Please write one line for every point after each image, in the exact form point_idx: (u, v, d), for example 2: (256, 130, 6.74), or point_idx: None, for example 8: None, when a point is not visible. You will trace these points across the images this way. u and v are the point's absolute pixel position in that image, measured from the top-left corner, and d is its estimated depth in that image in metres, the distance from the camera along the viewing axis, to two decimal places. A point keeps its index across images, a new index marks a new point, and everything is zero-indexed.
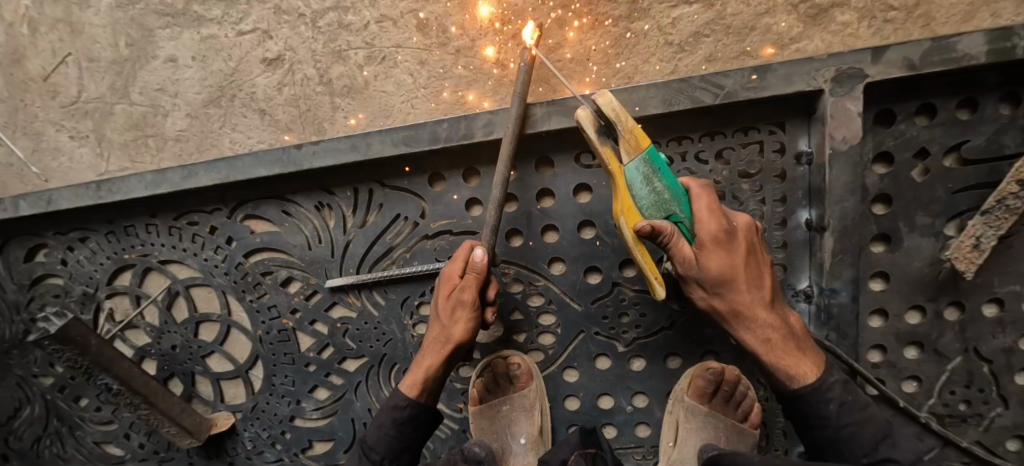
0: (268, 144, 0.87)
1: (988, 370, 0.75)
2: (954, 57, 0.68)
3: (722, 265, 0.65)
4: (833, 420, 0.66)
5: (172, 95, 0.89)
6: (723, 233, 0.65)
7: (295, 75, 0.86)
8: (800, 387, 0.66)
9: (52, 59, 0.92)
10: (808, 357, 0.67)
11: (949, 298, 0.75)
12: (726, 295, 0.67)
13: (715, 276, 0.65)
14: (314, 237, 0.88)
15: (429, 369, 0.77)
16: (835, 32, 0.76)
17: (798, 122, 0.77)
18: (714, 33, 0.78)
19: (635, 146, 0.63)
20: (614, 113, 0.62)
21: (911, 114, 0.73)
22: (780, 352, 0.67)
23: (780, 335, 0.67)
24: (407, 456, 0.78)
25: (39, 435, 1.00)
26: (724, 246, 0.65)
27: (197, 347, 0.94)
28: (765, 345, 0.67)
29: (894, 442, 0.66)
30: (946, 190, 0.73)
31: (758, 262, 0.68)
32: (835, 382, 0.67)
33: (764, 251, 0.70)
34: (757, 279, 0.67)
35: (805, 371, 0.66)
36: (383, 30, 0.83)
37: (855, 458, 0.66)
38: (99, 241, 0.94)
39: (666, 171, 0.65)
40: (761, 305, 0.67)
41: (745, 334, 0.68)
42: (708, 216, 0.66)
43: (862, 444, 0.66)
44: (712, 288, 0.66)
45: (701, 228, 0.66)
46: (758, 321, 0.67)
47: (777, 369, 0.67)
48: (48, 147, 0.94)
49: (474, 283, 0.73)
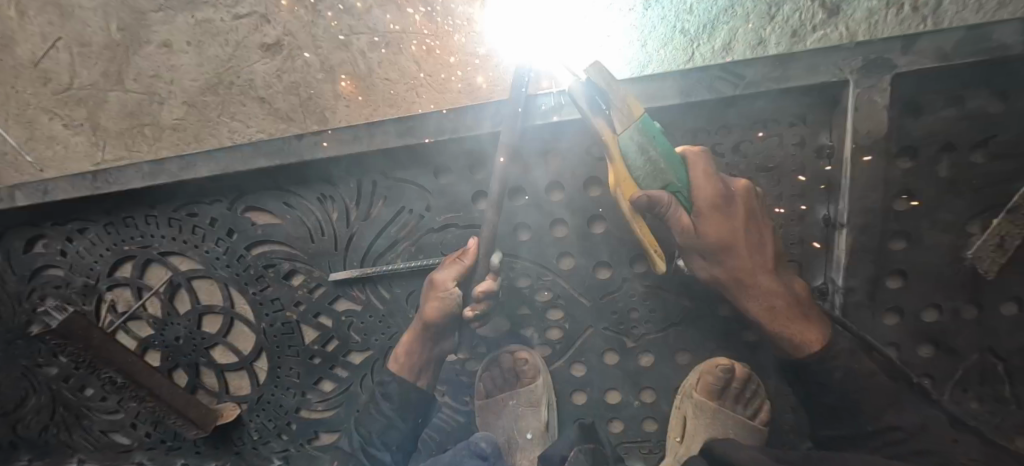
0: (268, 132, 0.84)
1: (1002, 369, 0.73)
2: (990, 47, 0.65)
3: (722, 233, 0.66)
4: (836, 384, 0.69)
5: (167, 82, 0.86)
6: (720, 197, 0.65)
7: (295, 61, 0.82)
8: (805, 356, 0.69)
9: (43, 44, 0.89)
10: (813, 327, 0.68)
11: (966, 296, 0.73)
12: (726, 264, 0.68)
13: (715, 245, 0.66)
14: (317, 229, 0.86)
15: (409, 343, 0.79)
16: (860, 20, 0.72)
17: (820, 114, 0.73)
18: (733, 19, 0.74)
19: (630, 115, 0.60)
20: (603, 78, 0.61)
21: (938, 106, 0.70)
22: (784, 320, 0.69)
23: (783, 303, 0.68)
24: (393, 433, 0.80)
25: (47, 423, 1.00)
26: (722, 211, 0.65)
27: (201, 339, 0.93)
28: (767, 313, 0.69)
29: (902, 408, 0.67)
30: (970, 185, 0.70)
31: (760, 228, 0.68)
32: (842, 349, 0.68)
33: (765, 215, 0.69)
34: (759, 245, 0.68)
35: (810, 340, 0.68)
36: (386, 14, 0.79)
37: (860, 425, 0.69)
38: (98, 232, 0.92)
39: (663, 139, 0.62)
40: (763, 273, 0.68)
41: (748, 303, 0.70)
42: (705, 184, 0.65)
43: (867, 410, 0.68)
44: (712, 256, 0.68)
45: (698, 196, 0.65)
46: (758, 288, 0.69)
47: (782, 339, 0.70)
48: (41, 135, 0.91)
49: (453, 271, 0.73)
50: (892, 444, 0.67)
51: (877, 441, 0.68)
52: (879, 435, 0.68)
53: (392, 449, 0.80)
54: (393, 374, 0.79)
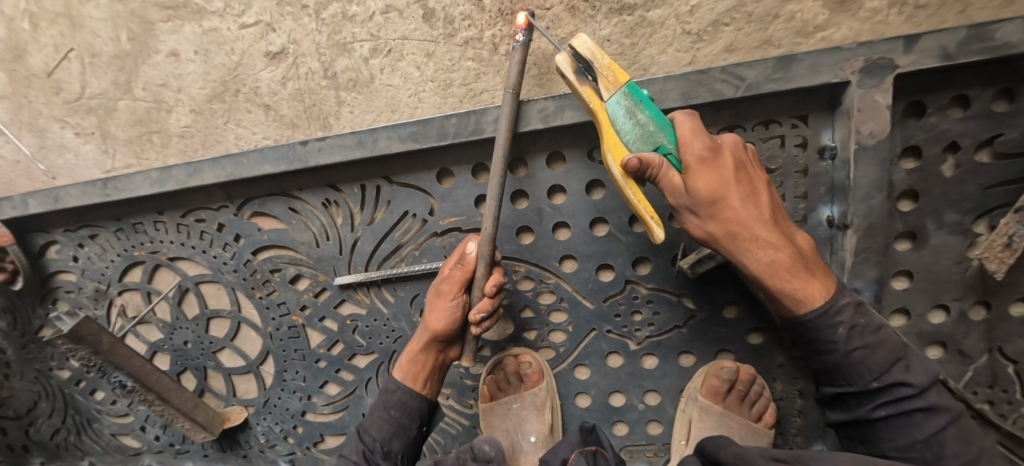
0: (274, 139, 0.86)
1: (1013, 370, 0.73)
2: (994, 45, 0.64)
3: (712, 183, 0.64)
4: (842, 344, 0.65)
5: (176, 91, 0.88)
6: (708, 151, 0.64)
7: (299, 69, 0.84)
8: (807, 311, 0.66)
9: (54, 54, 0.90)
10: (814, 280, 0.65)
11: (975, 297, 0.72)
12: (720, 215, 0.65)
13: (705, 197, 0.64)
14: (321, 234, 0.86)
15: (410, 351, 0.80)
16: (863, 21, 0.72)
17: (823, 115, 0.73)
18: (734, 22, 0.74)
19: (614, 82, 0.63)
20: (590, 52, 0.63)
21: (943, 106, 0.69)
22: (784, 274, 0.66)
23: (784, 255, 0.65)
24: (398, 442, 0.80)
25: (58, 426, 1.02)
26: (710, 164, 0.64)
27: (209, 343, 0.94)
28: (767, 267, 0.66)
29: (907, 366, 0.65)
30: (976, 185, 0.70)
31: (751, 179, 0.66)
32: (846, 304, 0.65)
33: (758, 169, 0.68)
34: (753, 196, 0.65)
35: (812, 294, 0.65)
36: (389, 21, 0.80)
37: (864, 382, 0.66)
38: (108, 237, 0.93)
39: (650, 103, 0.65)
40: (760, 226, 0.65)
41: (745, 258, 0.66)
42: (692, 140, 0.64)
43: (872, 367, 0.65)
44: (705, 210, 0.65)
45: (686, 153, 0.64)
46: (759, 241, 0.65)
47: (782, 295, 0.66)
48: (53, 143, 0.93)
49: (459, 275, 0.74)
50: (899, 399, 0.65)
51: (882, 397, 0.66)
52: (885, 390, 0.65)
53: (394, 455, 0.80)
54: (398, 381, 0.81)
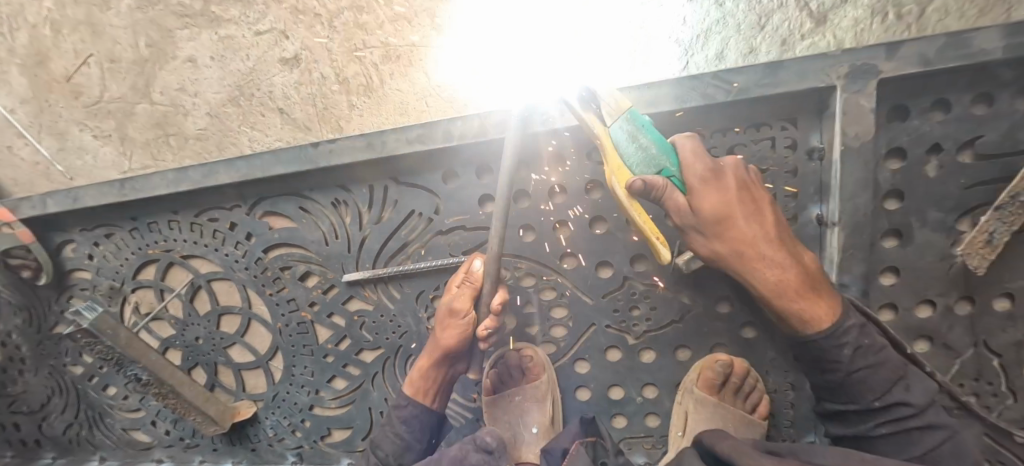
0: (286, 141, 0.89)
1: (998, 363, 0.75)
2: (971, 52, 0.67)
3: (718, 203, 0.68)
4: (837, 352, 0.69)
5: (192, 95, 0.91)
6: (711, 172, 0.69)
7: (311, 74, 0.87)
8: (815, 331, 0.69)
9: (75, 60, 0.94)
10: (821, 301, 0.69)
11: (960, 293, 0.75)
12: (727, 234, 0.69)
13: (711, 216, 0.68)
14: (330, 232, 0.90)
15: (422, 367, 0.83)
16: (847, 29, 0.76)
17: (810, 118, 0.77)
18: (725, 30, 0.78)
19: (617, 110, 0.66)
20: (593, 82, 0.66)
21: (924, 110, 0.73)
22: (792, 296, 0.69)
23: (790, 276, 0.69)
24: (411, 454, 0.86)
25: (71, 422, 1.05)
26: (713, 184, 0.69)
27: (220, 339, 0.97)
28: (773, 287, 0.70)
29: (908, 386, 0.69)
30: (958, 185, 0.73)
31: (755, 199, 0.70)
32: (852, 326, 0.69)
33: (761, 188, 0.72)
34: (756, 215, 0.70)
35: (819, 315, 0.69)
36: (398, 29, 0.84)
37: (867, 401, 0.70)
38: (124, 236, 0.97)
39: (651, 128, 0.68)
40: (765, 246, 0.69)
41: (752, 275, 0.70)
42: (696, 163, 0.69)
43: (874, 387, 0.69)
44: (713, 229, 0.69)
45: (690, 175, 0.69)
46: (764, 260, 0.69)
47: (790, 315, 0.70)
48: (72, 146, 0.97)
49: (469, 292, 0.77)
50: (899, 417, 0.69)
51: (883, 415, 0.70)
52: (886, 409, 0.69)
53: (406, 464, 0.86)
54: (408, 396, 0.85)
